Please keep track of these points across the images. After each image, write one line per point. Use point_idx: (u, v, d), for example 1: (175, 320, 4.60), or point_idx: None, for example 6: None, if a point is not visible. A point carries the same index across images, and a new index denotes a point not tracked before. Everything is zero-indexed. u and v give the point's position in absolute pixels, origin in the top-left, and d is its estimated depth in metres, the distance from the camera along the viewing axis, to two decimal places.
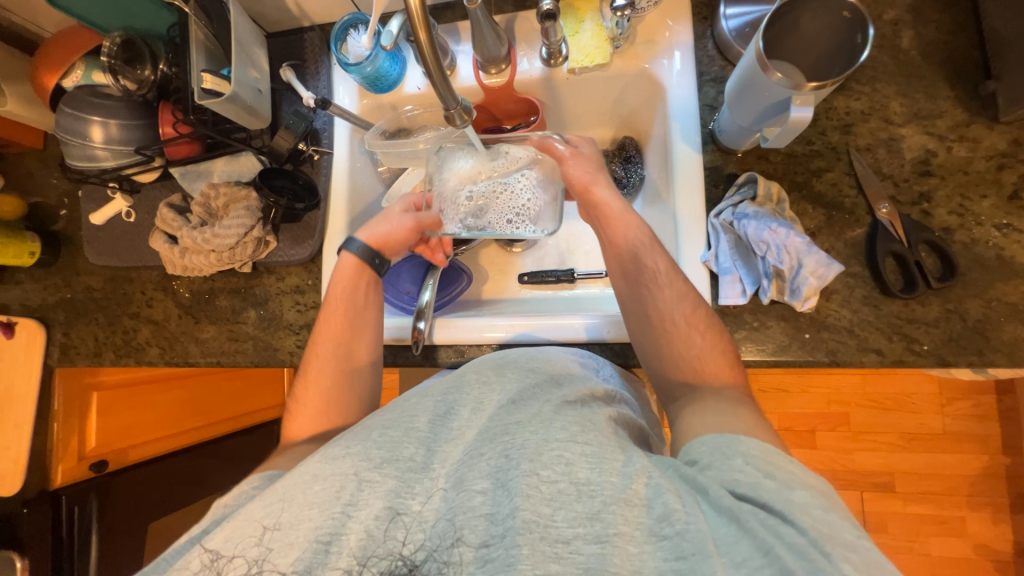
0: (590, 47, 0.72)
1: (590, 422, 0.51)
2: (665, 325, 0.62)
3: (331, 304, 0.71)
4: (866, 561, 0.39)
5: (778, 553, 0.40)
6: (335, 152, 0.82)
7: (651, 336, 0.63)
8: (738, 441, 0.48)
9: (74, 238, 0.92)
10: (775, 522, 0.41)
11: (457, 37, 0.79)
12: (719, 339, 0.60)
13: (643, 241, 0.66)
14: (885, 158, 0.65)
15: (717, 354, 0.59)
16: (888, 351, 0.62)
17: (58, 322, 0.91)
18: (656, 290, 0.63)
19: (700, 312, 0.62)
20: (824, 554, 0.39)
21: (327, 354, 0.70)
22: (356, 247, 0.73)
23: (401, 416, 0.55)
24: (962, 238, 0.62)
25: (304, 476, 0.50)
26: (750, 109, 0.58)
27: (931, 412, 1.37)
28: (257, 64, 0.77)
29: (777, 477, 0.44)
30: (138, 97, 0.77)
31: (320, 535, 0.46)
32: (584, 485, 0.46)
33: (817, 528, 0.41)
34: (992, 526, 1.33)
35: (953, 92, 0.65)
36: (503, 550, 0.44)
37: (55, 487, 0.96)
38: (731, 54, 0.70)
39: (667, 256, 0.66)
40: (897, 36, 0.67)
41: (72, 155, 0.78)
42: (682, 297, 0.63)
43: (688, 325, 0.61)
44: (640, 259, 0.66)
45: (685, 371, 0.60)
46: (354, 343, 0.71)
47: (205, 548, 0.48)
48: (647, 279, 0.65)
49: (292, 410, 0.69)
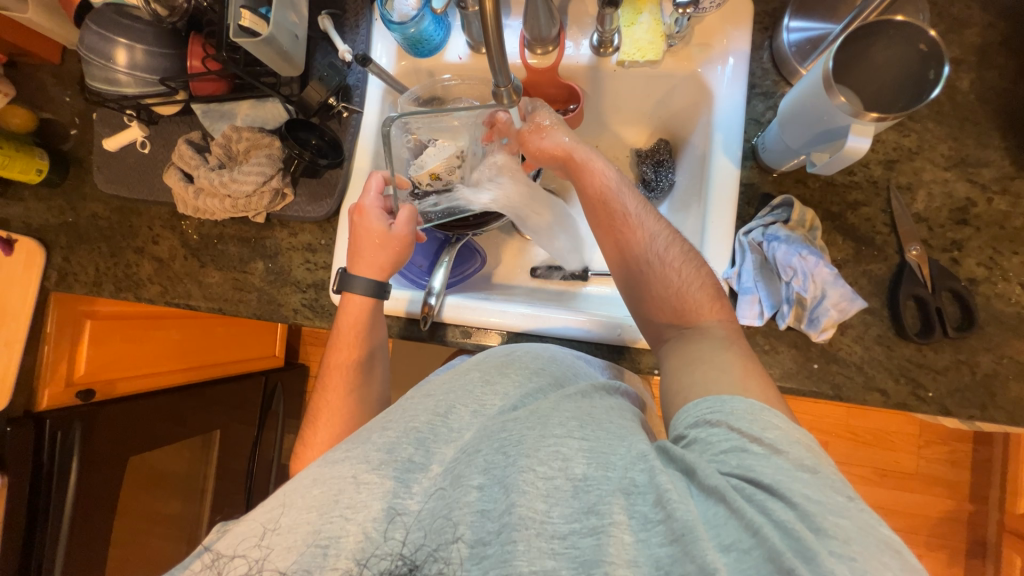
0: (644, 41, 0.70)
1: (588, 417, 0.52)
2: (643, 267, 0.63)
3: (340, 349, 0.72)
4: (858, 526, 0.41)
5: (765, 532, 0.40)
6: (365, 111, 0.80)
7: (633, 283, 0.64)
8: (722, 403, 0.50)
9: (84, 161, 0.89)
10: (762, 497, 0.43)
11: (507, 9, 0.76)
12: (696, 271, 0.61)
13: (610, 188, 0.67)
14: (924, 200, 0.65)
15: (696, 287, 0.61)
16: (893, 392, 0.62)
17: (59, 246, 0.89)
18: (630, 235, 0.65)
19: (676, 247, 0.63)
20: (813, 529, 0.40)
21: (337, 400, 0.71)
22: (361, 285, 0.70)
23: (400, 416, 0.54)
24: (986, 290, 0.62)
25: (305, 480, 0.49)
26: (802, 131, 0.57)
27: (907, 452, 1.40)
28: (298, 8, 0.73)
29: (763, 441, 0.46)
30: (167, 24, 0.73)
31: (319, 538, 0.46)
32: (580, 480, 0.47)
33: (807, 502, 0.42)
34: (944, 567, 1.38)
35: (1004, 143, 0.64)
36: (500, 547, 0.44)
37: (40, 409, 0.97)
38: (787, 71, 0.68)
39: (638, 198, 0.67)
40: (957, 77, 0.66)
41: (91, 75, 0.75)
42: (659, 236, 0.64)
43: (665, 264, 0.62)
44: (611, 206, 0.66)
45: (670, 310, 0.61)
46: (363, 383, 0.73)
47: (208, 549, 0.48)
48: (621, 225, 0.65)
49: (301, 453, 0.69)
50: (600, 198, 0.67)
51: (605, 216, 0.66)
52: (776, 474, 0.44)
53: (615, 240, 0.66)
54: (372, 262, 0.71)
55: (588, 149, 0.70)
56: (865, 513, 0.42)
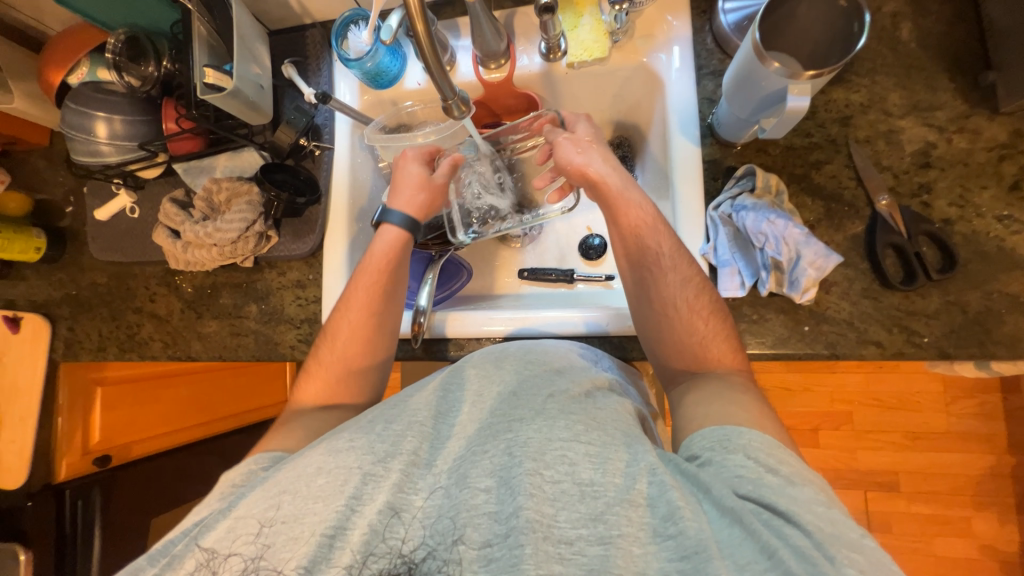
0: (589, 41, 0.73)
1: (594, 421, 0.51)
2: (667, 309, 0.62)
3: (360, 279, 0.70)
4: (872, 562, 0.40)
5: (782, 557, 0.40)
6: (336, 147, 0.83)
7: (656, 323, 0.63)
8: (737, 433, 0.49)
9: (80, 235, 0.93)
10: (778, 522, 0.42)
11: (457, 32, 0.79)
12: (724, 326, 0.60)
13: (644, 221, 0.65)
14: (885, 150, 0.65)
15: (721, 341, 0.60)
16: (888, 343, 0.62)
17: (63, 317, 0.92)
18: (659, 273, 0.63)
19: (702, 296, 0.62)
20: (829, 558, 0.40)
21: (350, 327, 0.69)
22: (397, 219, 0.73)
23: (401, 412, 0.54)
24: (962, 229, 0.62)
25: (307, 468, 0.49)
26: (747, 100, 0.59)
27: (935, 411, 1.36)
28: (259, 60, 0.78)
29: (779, 472, 0.46)
30: (141, 94, 0.77)
31: (325, 528, 0.46)
32: (588, 485, 0.47)
33: (821, 531, 0.41)
34: (997, 527, 1.32)
35: (953, 84, 0.65)
36: (506, 550, 0.44)
37: (59, 481, 0.98)
38: (730, 48, 0.70)
39: (671, 236, 0.65)
40: (896, 29, 0.67)
41: (76, 150, 0.79)
42: (687, 281, 0.62)
43: (691, 312, 0.61)
44: (643, 240, 0.65)
45: (689, 356, 0.61)
46: (377, 317, 0.70)
47: (200, 546, 0.48)
48: (650, 262, 0.64)
49: (308, 373, 0.69)
50: (634, 230, 0.65)
51: (635, 250, 0.65)
52: (789, 504, 0.43)
53: (640, 274, 0.65)
54: (409, 202, 0.74)
55: (623, 179, 0.68)
56: (877, 552, 0.42)
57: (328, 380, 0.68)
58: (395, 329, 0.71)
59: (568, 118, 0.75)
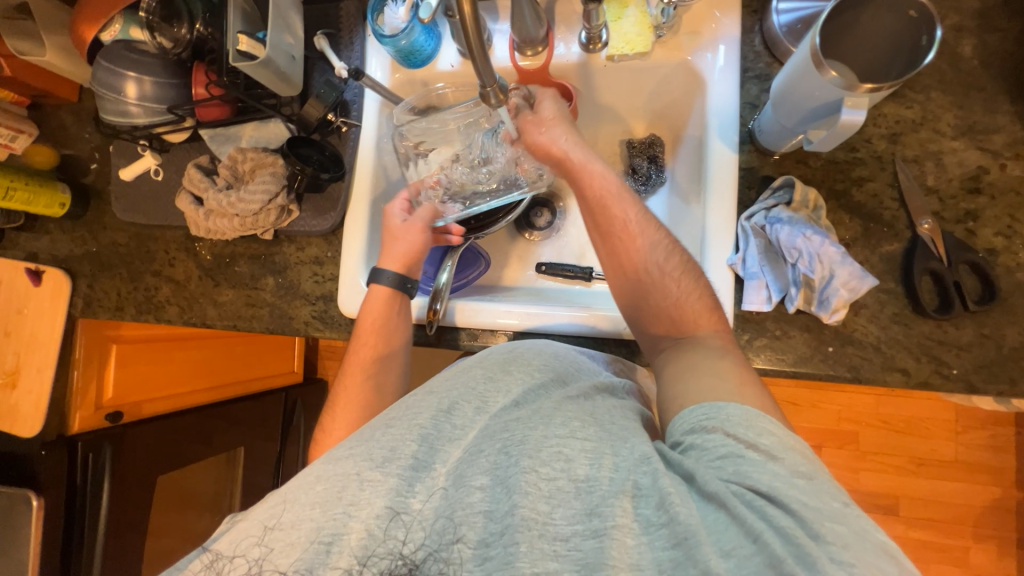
0: (632, 34, 0.70)
1: (590, 417, 0.51)
2: (641, 276, 0.63)
3: (358, 346, 0.73)
4: (854, 532, 0.40)
5: (766, 540, 0.40)
6: (363, 125, 0.82)
7: (630, 290, 0.64)
8: (716, 409, 0.49)
9: (103, 193, 0.93)
10: (761, 502, 0.42)
11: (496, 15, 0.77)
12: (696, 285, 0.61)
13: (610, 193, 0.66)
14: (932, 172, 0.63)
15: (695, 299, 0.60)
16: (914, 371, 0.60)
17: (84, 274, 0.92)
18: (628, 242, 0.64)
19: (674, 258, 0.63)
20: (812, 536, 0.40)
21: (353, 387, 0.72)
22: (386, 279, 0.73)
23: (403, 414, 0.54)
24: (1006, 260, 0.60)
25: (307, 477, 0.50)
26: (795, 108, 0.56)
27: (945, 439, 1.33)
28: (293, 30, 0.77)
29: (758, 446, 0.45)
30: (173, 56, 0.76)
31: (322, 535, 0.47)
32: (583, 481, 0.46)
33: (805, 509, 0.41)
34: (994, 560, 1.31)
35: (1013, 108, 0.62)
36: (502, 548, 0.44)
37: (72, 432, 1.02)
38: (780, 52, 0.67)
39: (637, 203, 0.66)
40: (958, 44, 0.64)
41: (105, 108, 0.78)
42: (657, 246, 0.64)
43: (662, 275, 0.62)
44: (610, 212, 0.66)
45: (668, 319, 0.61)
46: (381, 373, 0.73)
47: (207, 550, 0.49)
48: (619, 232, 0.65)
49: (318, 445, 0.70)
50: (601, 202, 0.66)
51: (604, 223, 0.66)
52: (772, 481, 0.42)
53: (611, 245, 0.65)
54: (394, 254, 0.75)
55: (588, 154, 0.69)
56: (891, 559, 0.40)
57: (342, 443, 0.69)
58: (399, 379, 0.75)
59: (535, 93, 0.73)
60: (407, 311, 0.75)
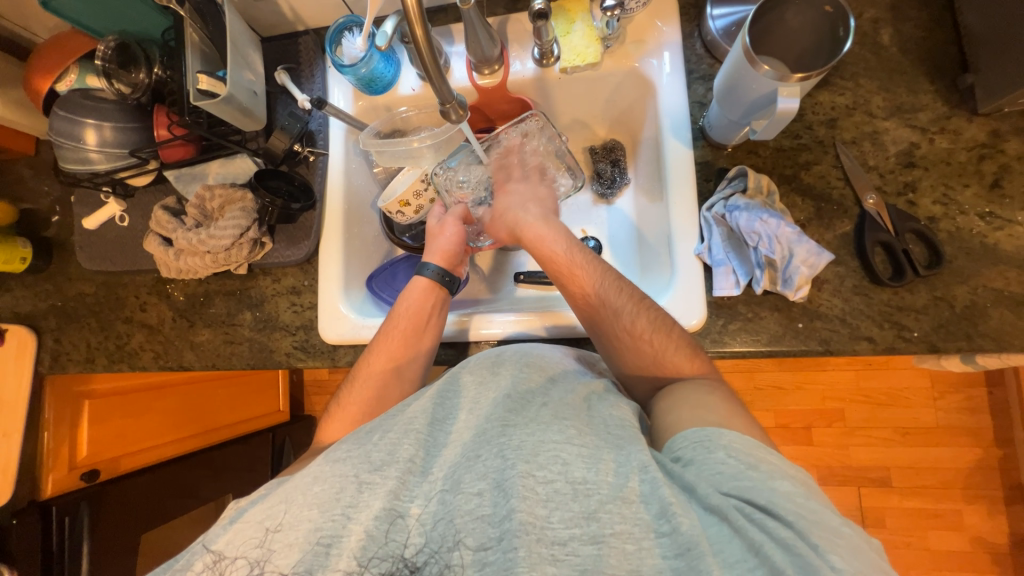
0: (581, 47, 0.74)
1: (588, 425, 0.51)
2: (614, 343, 0.63)
3: (399, 317, 0.71)
4: (854, 547, 0.41)
5: (768, 553, 0.40)
6: (330, 153, 0.83)
7: (610, 356, 0.64)
8: (718, 433, 0.48)
9: (67, 244, 0.91)
10: (760, 515, 0.42)
11: (451, 39, 0.80)
12: (675, 339, 0.60)
13: (570, 259, 0.68)
14: (870, 150, 0.67)
15: (676, 353, 0.59)
16: (879, 338, 0.63)
17: (50, 329, 0.89)
18: (594, 309, 0.65)
19: (644, 317, 0.61)
20: (813, 547, 0.41)
21: (378, 365, 0.69)
22: (429, 271, 0.74)
23: (400, 418, 0.54)
24: (947, 226, 0.64)
25: (305, 477, 0.50)
26: (737, 103, 0.61)
27: (924, 406, 1.38)
28: (252, 67, 0.78)
29: (759, 468, 0.45)
30: (131, 101, 0.76)
31: (321, 537, 0.47)
32: (581, 483, 0.46)
33: (803, 521, 0.42)
34: (986, 519, 1.34)
35: (933, 87, 0.67)
36: (502, 553, 0.44)
37: (45, 497, 0.97)
38: (718, 53, 0.72)
39: (600, 270, 0.66)
40: (877, 34, 0.70)
41: (63, 158, 0.77)
42: (627, 307, 0.62)
43: (635, 338, 0.61)
44: (574, 282, 0.67)
45: (651, 376, 0.61)
46: (408, 356, 0.70)
47: (208, 550, 0.49)
48: (586, 299, 0.66)
49: (334, 409, 0.69)
50: (568, 271, 0.68)
51: (571, 289, 0.67)
52: (776, 498, 0.43)
53: (583, 312, 0.66)
54: (438, 251, 0.76)
55: (548, 221, 0.73)
56: (855, 538, 0.42)
57: (349, 421, 0.67)
58: (423, 369, 0.71)
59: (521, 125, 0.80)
60: (445, 310, 0.74)
